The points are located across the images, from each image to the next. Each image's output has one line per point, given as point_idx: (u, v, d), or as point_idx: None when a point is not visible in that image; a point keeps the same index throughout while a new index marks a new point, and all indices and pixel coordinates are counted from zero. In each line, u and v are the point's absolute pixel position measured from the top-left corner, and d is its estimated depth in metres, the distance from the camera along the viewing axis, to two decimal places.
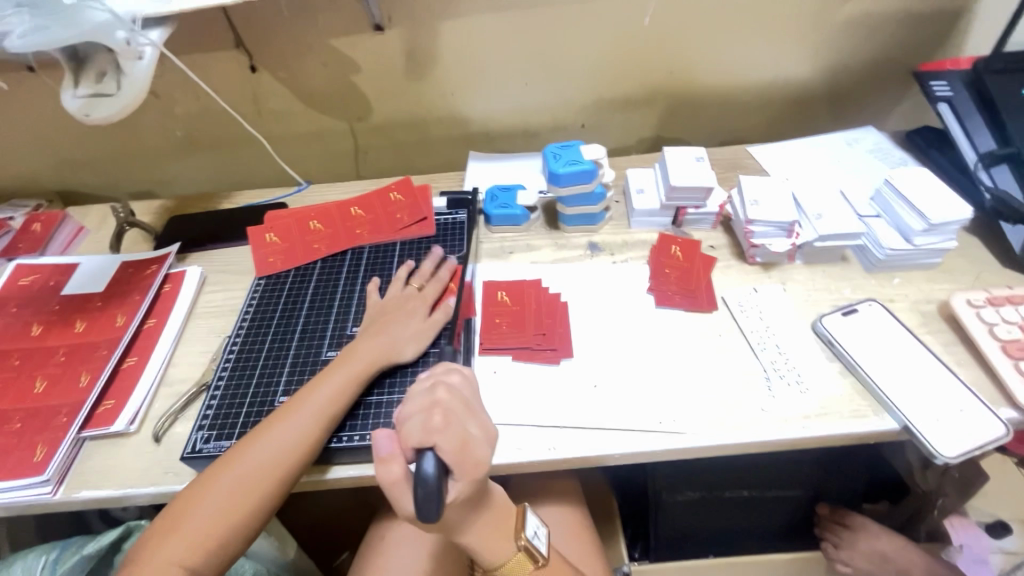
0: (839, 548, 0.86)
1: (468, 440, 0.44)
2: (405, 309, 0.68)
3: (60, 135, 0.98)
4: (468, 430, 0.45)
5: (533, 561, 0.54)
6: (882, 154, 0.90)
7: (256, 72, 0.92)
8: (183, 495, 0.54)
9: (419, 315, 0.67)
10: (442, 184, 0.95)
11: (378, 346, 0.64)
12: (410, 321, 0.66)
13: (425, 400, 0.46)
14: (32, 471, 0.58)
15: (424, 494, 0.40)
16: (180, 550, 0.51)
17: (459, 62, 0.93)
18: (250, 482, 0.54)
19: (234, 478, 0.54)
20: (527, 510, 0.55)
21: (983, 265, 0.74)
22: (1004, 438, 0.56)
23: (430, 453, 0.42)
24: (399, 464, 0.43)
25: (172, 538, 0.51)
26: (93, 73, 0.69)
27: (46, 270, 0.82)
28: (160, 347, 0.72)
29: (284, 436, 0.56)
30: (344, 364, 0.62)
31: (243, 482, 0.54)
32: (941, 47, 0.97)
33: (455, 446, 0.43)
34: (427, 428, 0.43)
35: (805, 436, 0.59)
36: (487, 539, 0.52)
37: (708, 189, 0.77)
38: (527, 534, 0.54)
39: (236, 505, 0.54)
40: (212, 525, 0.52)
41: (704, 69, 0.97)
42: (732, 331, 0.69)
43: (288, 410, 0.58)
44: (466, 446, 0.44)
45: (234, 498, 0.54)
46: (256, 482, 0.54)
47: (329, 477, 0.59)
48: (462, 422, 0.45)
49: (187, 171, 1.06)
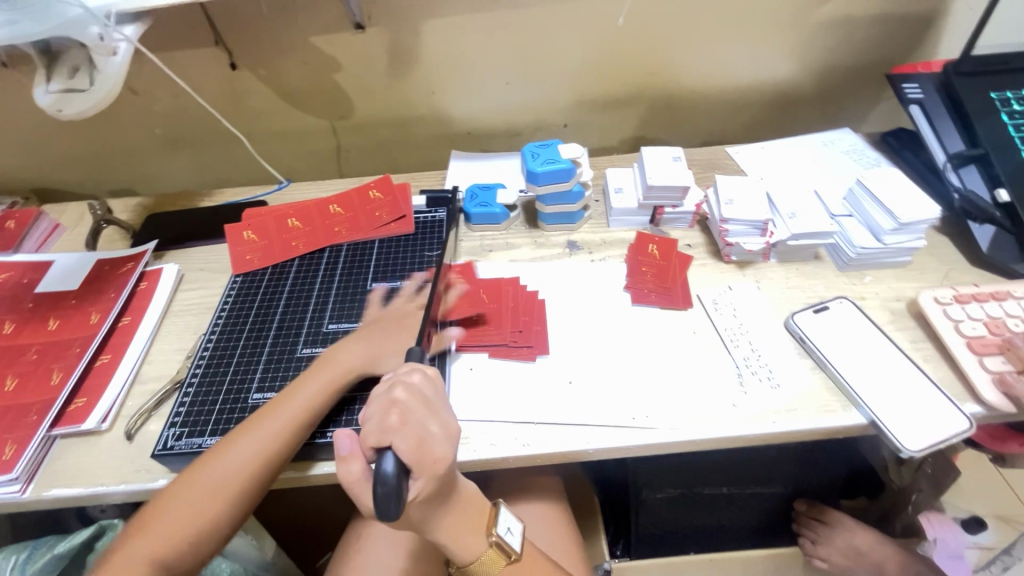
0: (816, 544, 0.87)
1: (426, 439, 0.44)
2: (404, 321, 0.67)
3: (37, 132, 0.97)
4: (427, 430, 0.45)
5: (506, 556, 0.54)
6: (857, 155, 0.91)
7: (236, 69, 0.92)
8: (165, 492, 0.55)
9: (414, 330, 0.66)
10: (424, 182, 0.95)
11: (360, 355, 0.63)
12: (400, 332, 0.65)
13: (383, 401, 0.45)
14: (0, 469, 0.58)
15: (382, 494, 0.39)
16: (155, 543, 0.52)
17: (440, 61, 0.93)
18: (224, 481, 0.54)
19: (209, 476, 0.55)
20: (500, 508, 0.56)
21: (952, 263, 0.75)
22: (967, 432, 0.57)
23: (389, 453, 0.42)
24: (359, 463, 0.44)
25: (149, 531, 0.53)
26: (66, 68, 0.68)
27: (20, 267, 0.81)
28: (135, 345, 0.71)
29: (259, 435, 0.56)
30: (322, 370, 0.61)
31: (218, 479, 0.55)
32: (914, 51, 0.99)
33: (413, 446, 0.43)
34: (383, 428, 0.43)
35: (775, 431, 0.60)
36: (458, 534, 0.52)
37: (685, 189, 0.78)
38: (499, 530, 0.54)
39: (210, 502, 0.54)
40: (187, 521, 0.53)
41: (684, 70, 0.98)
42: (707, 327, 0.70)
43: (272, 407, 0.58)
44: (424, 444, 0.44)
45: (209, 495, 0.54)
46: (230, 480, 0.55)
47: (314, 473, 0.59)
48: (420, 422, 0.45)
49: (167, 169, 1.05)
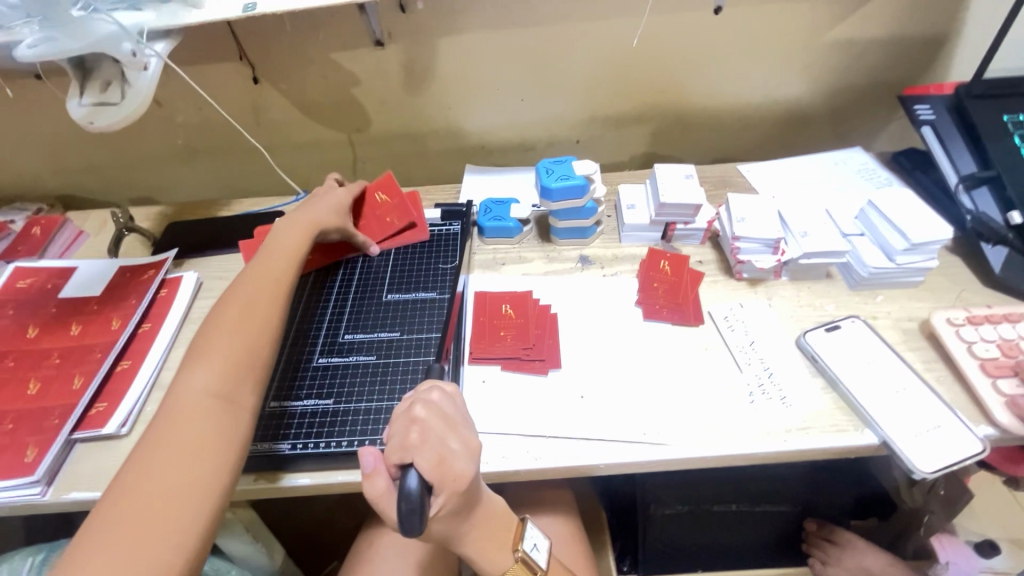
0: (826, 564, 0.86)
1: (448, 456, 0.45)
2: (325, 194, 0.80)
3: (63, 142, 1.00)
4: (448, 446, 0.45)
5: (531, 572, 0.54)
6: (868, 174, 0.92)
7: (258, 83, 0.94)
8: (190, 351, 0.57)
9: (339, 197, 0.80)
10: (438, 195, 0.97)
11: (306, 215, 0.74)
12: (335, 199, 0.79)
13: (404, 419, 0.46)
14: (23, 471, 0.59)
15: (405, 509, 0.41)
16: (206, 380, 0.53)
17: (457, 76, 0.95)
18: (246, 319, 0.59)
19: (232, 320, 0.59)
20: (527, 522, 0.56)
21: (965, 284, 0.75)
22: (982, 454, 0.57)
23: (411, 470, 0.43)
24: (384, 479, 0.44)
25: (195, 374, 0.54)
26: (99, 82, 0.70)
27: (44, 273, 0.83)
28: (155, 350, 0.73)
29: (255, 284, 0.64)
30: (282, 231, 0.71)
31: (242, 317, 0.59)
32: (926, 72, 1.00)
33: (433, 463, 0.44)
34: (405, 446, 0.44)
35: (787, 449, 0.60)
36: (484, 549, 0.52)
37: (697, 207, 0.79)
38: (525, 546, 0.54)
39: (245, 337, 0.58)
40: (232, 356, 0.56)
41: (695, 89, 0.99)
42: (718, 344, 0.70)
43: (256, 267, 0.66)
44: (444, 462, 0.44)
45: (242, 329, 0.58)
46: (254, 315, 0.60)
47: (282, 485, 0.59)
48: (441, 438, 0.45)
49: (188, 177, 1.07)
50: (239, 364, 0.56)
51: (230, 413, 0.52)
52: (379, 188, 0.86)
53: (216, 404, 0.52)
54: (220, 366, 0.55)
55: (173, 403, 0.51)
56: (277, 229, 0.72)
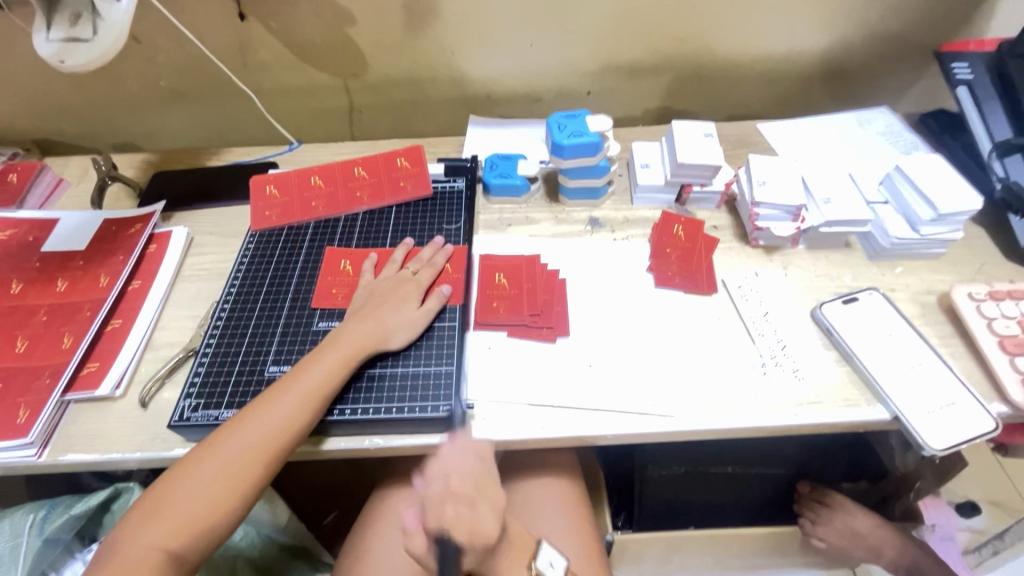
0: (815, 525, 0.88)
1: (480, 523, 0.48)
2: (396, 298, 0.65)
3: (35, 79, 0.92)
4: (480, 515, 0.49)
5: None
6: (894, 137, 0.87)
7: (244, 19, 0.86)
8: (158, 485, 0.51)
9: (408, 306, 0.64)
10: (440, 149, 0.92)
11: (358, 330, 0.61)
12: (403, 311, 0.64)
13: (440, 486, 0.50)
14: (16, 433, 0.57)
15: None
16: (162, 527, 0.49)
17: (462, 19, 0.87)
18: (232, 467, 0.52)
19: (213, 466, 0.52)
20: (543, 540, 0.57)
21: (987, 258, 0.73)
22: (993, 433, 0.56)
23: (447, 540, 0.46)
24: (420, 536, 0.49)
25: (148, 528, 0.49)
26: (67, 14, 0.63)
27: (25, 224, 0.79)
28: (146, 309, 0.70)
29: (267, 421, 0.54)
30: (333, 345, 0.60)
31: (226, 467, 0.52)
32: (965, 25, 0.93)
33: (467, 529, 0.47)
34: (441, 513, 0.48)
35: (798, 423, 0.59)
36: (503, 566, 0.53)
37: (716, 168, 0.75)
38: (540, 563, 0.55)
39: (215, 491, 0.51)
40: (195, 509, 0.50)
41: (717, 39, 0.93)
42: (731, 314, 0.68)
43: (291, 377, 0.57)
44: (476, 528, 0.48)
45: (217, 486, 0.51)
46: (236, 470, 0.52)
47: (324, 448, 0.58)
48: (473, 505, 0.49)
49: (172, 121, 1.01)
50: (213, 503, 0.51)
51: (179, 562, 0.49)
52: (502, 267, 0.72)
53: (158, 552, 0.48)
54: (177, 526, 0.49)
55: (123, 535, 0.49)
56: (330, 337, 0.61)
